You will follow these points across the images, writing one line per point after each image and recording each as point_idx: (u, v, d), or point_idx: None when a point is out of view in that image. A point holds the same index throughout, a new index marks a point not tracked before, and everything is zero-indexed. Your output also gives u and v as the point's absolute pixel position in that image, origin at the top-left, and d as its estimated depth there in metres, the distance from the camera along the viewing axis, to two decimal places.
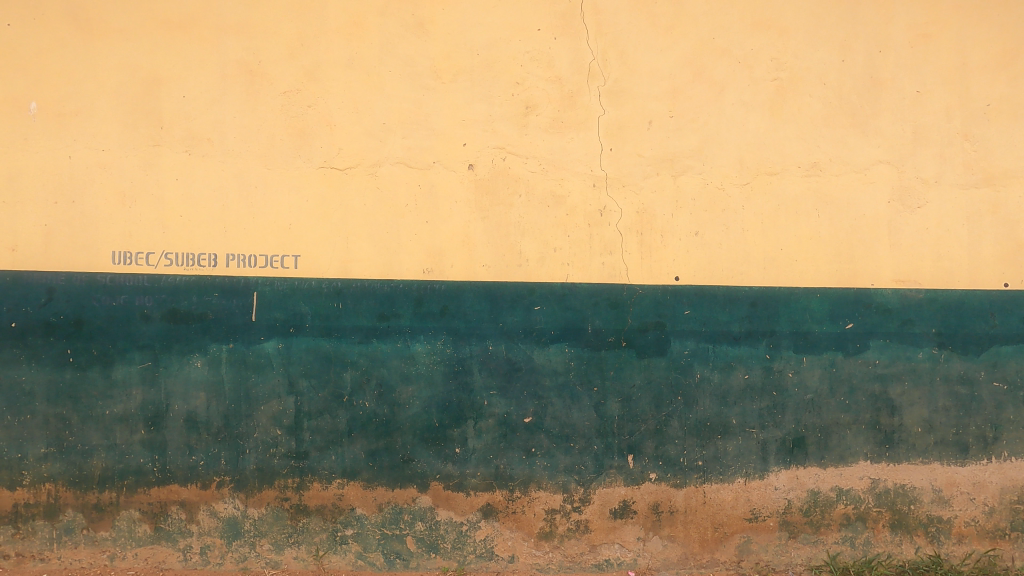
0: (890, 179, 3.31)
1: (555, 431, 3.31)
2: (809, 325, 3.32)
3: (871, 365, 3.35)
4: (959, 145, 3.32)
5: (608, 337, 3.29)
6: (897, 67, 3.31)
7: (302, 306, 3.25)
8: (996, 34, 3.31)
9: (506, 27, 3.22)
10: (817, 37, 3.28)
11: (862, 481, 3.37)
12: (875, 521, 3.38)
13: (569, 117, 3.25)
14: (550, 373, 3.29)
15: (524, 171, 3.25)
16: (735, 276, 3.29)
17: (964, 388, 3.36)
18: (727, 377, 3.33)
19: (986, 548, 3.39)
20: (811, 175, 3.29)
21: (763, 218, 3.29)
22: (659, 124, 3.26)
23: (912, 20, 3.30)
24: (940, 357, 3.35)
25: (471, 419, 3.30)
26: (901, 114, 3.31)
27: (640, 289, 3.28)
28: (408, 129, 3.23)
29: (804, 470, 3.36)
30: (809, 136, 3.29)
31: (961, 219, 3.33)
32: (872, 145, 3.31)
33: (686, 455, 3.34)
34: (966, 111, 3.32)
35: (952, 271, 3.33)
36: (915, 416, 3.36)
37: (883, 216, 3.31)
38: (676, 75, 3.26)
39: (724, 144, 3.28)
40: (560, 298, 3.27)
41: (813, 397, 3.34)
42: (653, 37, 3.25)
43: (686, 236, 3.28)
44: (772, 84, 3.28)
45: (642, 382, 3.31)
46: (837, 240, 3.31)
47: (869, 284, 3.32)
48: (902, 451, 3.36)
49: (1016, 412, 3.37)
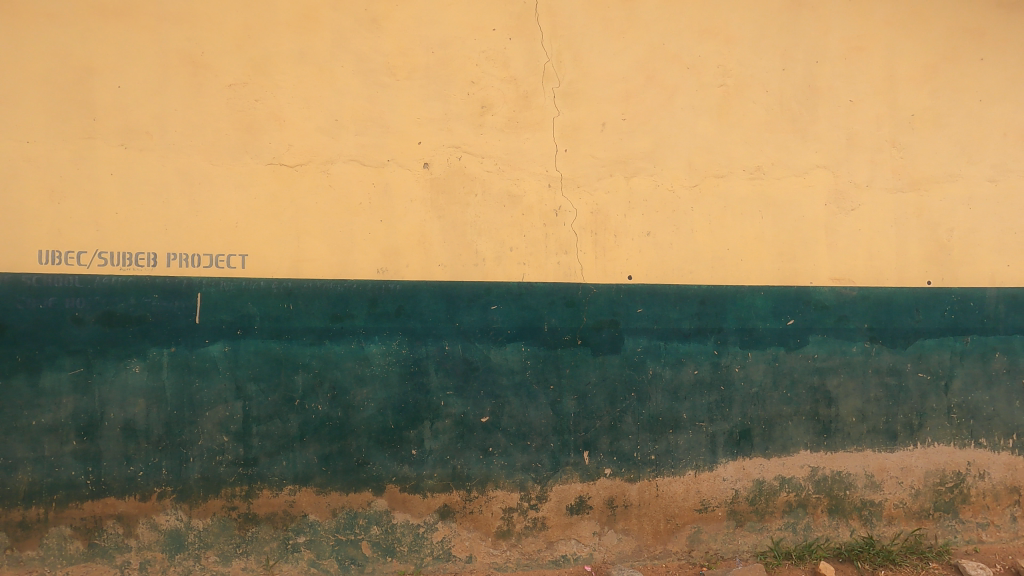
0: (827, 183, 3.50)
1: (512, 430, 3.33)
2: (754, 322, 3.47)
3: (810, 359, 3.53)
4: (888, 152, 3.55)
5: (564, 335, 3.33)
6: (833, 77, 3.50)
7: (250, 308, 3.14)
8: (920, 49, 3.56)
9: (462, 26, 3.21)
10: (760, 47, 3.43)
11: (802, 469, 3.55)
12: (815, 507, 3.57)
13: (525, 118, 3.28)
14: (507, 372, 3.30)
15: (480, 170, 3.25)
16: (685, 275, 3.40)
17: (894, 380, 3.59)
18: (678, 372, 3.43)
19: (913, 528, 3.64)
20: (755, 178, 3.44)
21: (711, 218, 3.41)
22: (613, 127, 3.33)
23: (847, 33, 3.50)
24: (872, 350, 3.57)
25: (428, 420, 3.27)
26: (837, 121, 3.51)
27: (595, 288, 3.33)
28: (362, 126, 3.17)
29: (749, 461, 3.50)
30: (753, 141, 3.44)
31: (890, 221, 3.56)
32: (811, 150, 3.49)
33: (639, 449, 3.42)
34: (894, 120, 3.55)
35: (882, 270, 3.56)
36: (850, 406, 3.57)
37: (821, 218, 3.50)
38: (629, 79, 3.34)
39: (675, 147, 3.38)
40: (517, 298, 3.28)
41: (758, 391, 3.49)
42: (606, 41, 3.32)
43: (639, 236, 3.37)
44: (719, 89, 3.41)
45: (597, 380, 3.37)
46: (780, 240, 3.47)
47: (809, 282, 3.50)
48: (839, 440, 3.57)
49: (938, 401, 3.63)
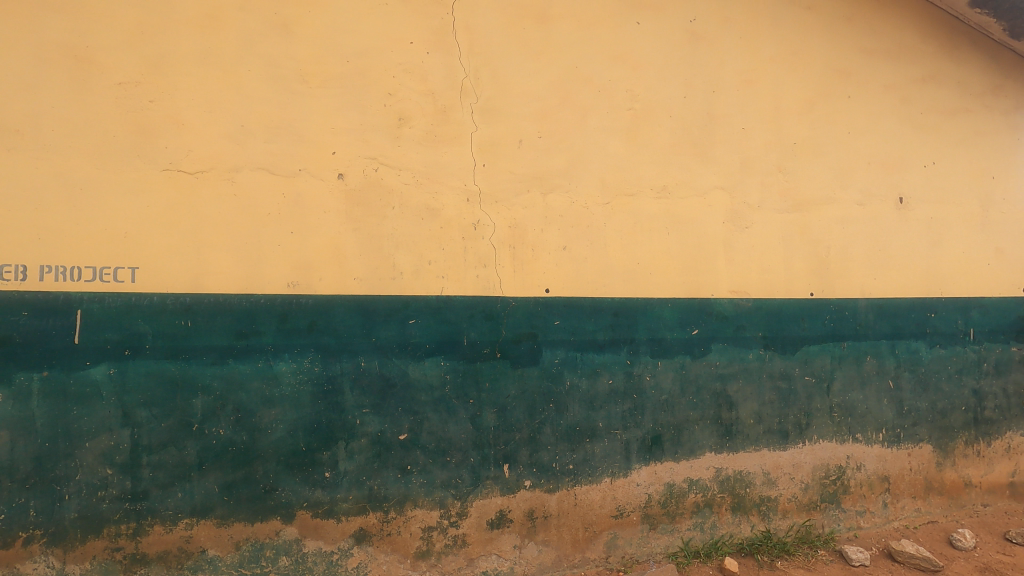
0: (725, 203, 3.80)
1: (431, 447, 3.27)
2: (663, 332, 3.66)
3: (713, 367, 3.77)
4: (775, 176, 3.91)
5: (483, 349, 3.33)
6: (728, 106, 3.82)
7: (141, 326, 2.87)
8: (800, 85, 3.97)
9: (379, 37, 3.18)
10: (664, 75, 3.68)
11: (708, 470, 3.76)
12: (719, 506, 3.79)
13: (443, 132, 3.28)
14: (425, 387, 3.25)
15: (398, 183, 3.20)
16: (600, 289, 3.53)
17: (785, 383, 3.92)
18: (594, 383, 3.54)
19: (803, 519, 3.96)
20: (662, 197, 3.66)
21: (623, 234, 3.58)
22: (530, 144, 3.42)
23: (739, 67, 3.84)
24: (766, 356, 3.88)
25: (342, 440, 3.13)
26: (732, 146, 3.82)
27: (514, 301, 3.38)
28: (271, 133, 3.03)
29: (661, 465, 3.67)
30: (660, 162, 3.66)
31: (778, 238, 3.91)
32: (710, 172, 3.77)
33: (558, 460, 3.48)
34: (780, 148, 3.93)
35: (773, 283, 3.90)
36: (749, 409, 3.85)
37: (720, 235, 3.78)
38: (545, 98, 3.45)
39: (589, 165, 3.52)
40: (436, 312, 3.25)
41: (667, 398, 3.68)
42: (523, 61, 3.41)
43: (556, 250, 3.46)
44: (628, 112, 3.60)
45: (517, 392, 3.40)
46: (684, 255, 3.70)
47: (711, 294, 3.75)
48: (740, 441, 3.83)
49: (822, 401, 4.00)
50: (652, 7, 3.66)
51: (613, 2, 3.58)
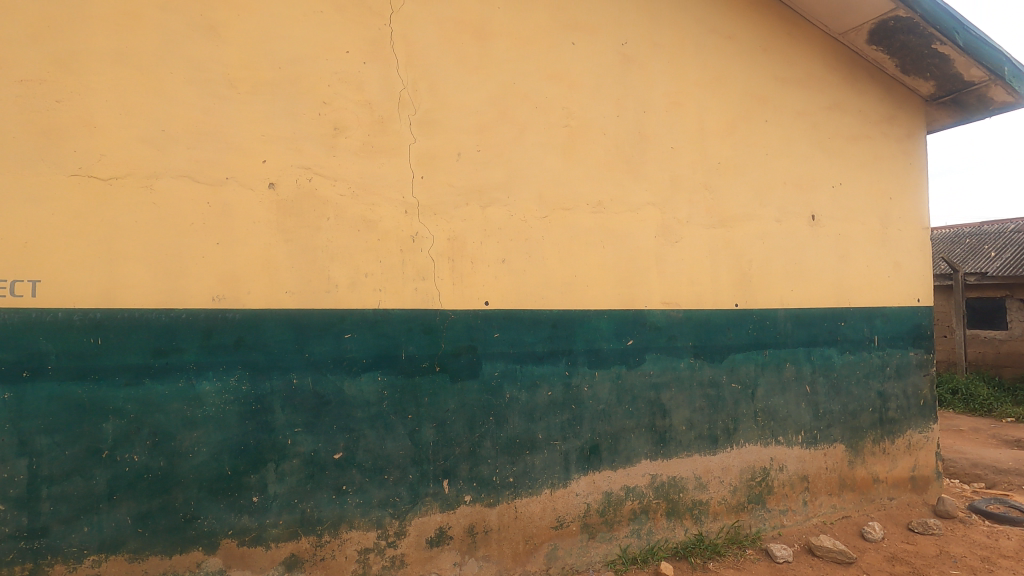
0: (656, 218, 3.96)
1: (367, 465, 3.16)
2: (600, 343, 3.75)
3: (647, 376, 3.89)
4: (702, 193, 4.13)
5: (421, 363, 3.28)
6: (658, 126, 4.00)
7: (43, 345, 2.62)
8: (722, 109, 4.23)
9: (313, 44, 3.10)
10: (598, 94, 3.82)
11: (644, 477, 3.87)
12: (655, 511, 3.89)
13: (380, 142, 3.24)
14: (362, 404, 3.15)
15: (333, 193, 3.12)
16: (538, 301, 3.57)
17: (714, 390, 4.11)
18: (534, 394, 3.57)
19: (732, 520, 4.14)
20: (597, 211, 3.77)
21: (561, 247, 3.65)
22: (469, 157, 3.43)
23: (667, 89, 4.04)
24: (696, 365, 4.05)
25: (272, 462, 2.98)
26: (662, 164, 4.00)
27: (453, 314, 3.36)
28: (195, 139, 2.88)
29: (599, 474, 3.73)
30: (595, 177, 3.78)
31: (706, 252, 4.12)
32: (642, 189, 3.93)
33: (498, 473, 3.46)
34: (706, 166, 4.15)
35: (701, 294, 4.09)
36: (681, 416, 3.99)
37: (652, 248, 3.93)
38: (483, 112, 3.48)
39: (527, 180, 3.58)
40: (373, 325, 3.17)
41: (604, 408, 3.76)
42: (461, 75, 3.43)
43: (495, 263, 3.48)
44: (564, 129, 3.70)
45: (456, 406, 3.37)
46: (619, 268, 3.82)
47: (644, 306, 3.89)
48: (673, 447, 3.96)
49: (747, 406, 4.22)
50: (586, 29, 3.80)
51: (549, 22, 3.68)
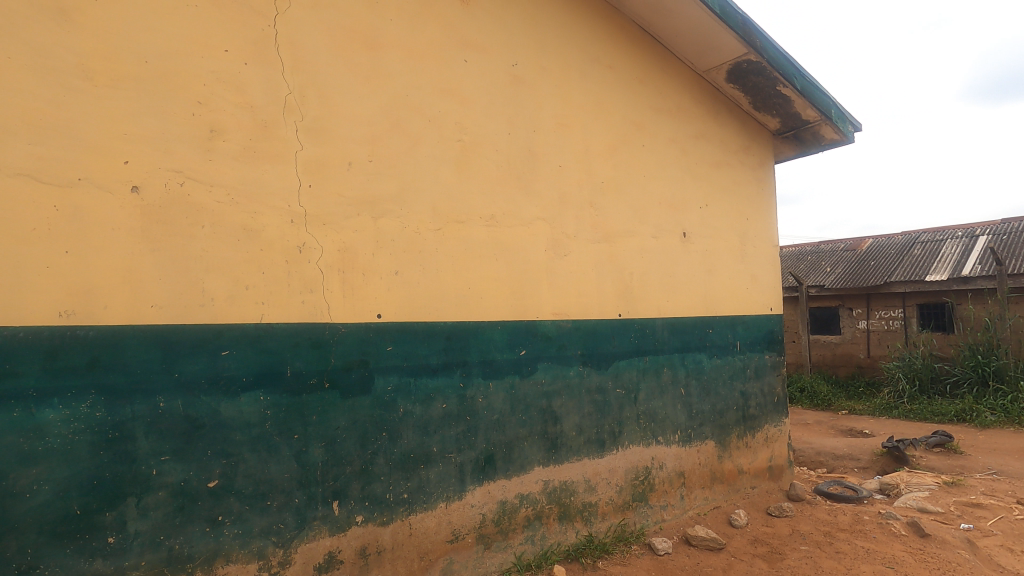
0: (546, 233, 4.13)
1: (247, 492, 2.94)
2: (494, 354, 3.81)
3: (539, 385, 4.02)
4: (588, 210, 4.38)
5: (309, 380, 3.13)
6: (547, 145, 4.20)
7: None
8: (604, 132, 4.54)
9: (187, 40, 2.89)
10: (490, 112, 3.93)
11: (537, 484, 3.97)
12: (548, 516, 4.01)
13: (263, 148, 3.07)
14: (241, 426, 2.93)
15: (208, 200, 2.91)
16: (432, 313, 3.57)
17: (601, 396, 4.33)
18: (428, 408, 3.53)
19: (619, 519, 4.38)
20: (490, 225, 3.86)
21: (455, 259, 3.68)
22: (360, 167, 3.36)
23: (554, 111, 4.26)
24: (584, 372, 4.26)
25: (133, 496, 2.67)
26: (551, 181, 4.20)
27: (343, 328, 3.25)
28: (39, 134, 2.54)
29: (493, 484, 3.77)
30: (488, 192, 3.87)
31: (592, 266, 4.37)
32: (532, 204, 4.09)
33: (391, 490, 3.37)
34: (591, 185, 4.42)
35: (589, 305, 4.32)
36: (571, 422, 4.17)
37: (543, 261, 4.10)
38: (375, 123, 3.44)
39: (420, 192, 3.58)
40: (254, 341, 2.97)
41: (498, 417, 3.82)
42: (351, 84, 3.37)
43: (388, 275, 3.42)
44: (457, 143, 3.76)
45: (347, 423, 3.24)
46: (512, 280, 3.93)
47: (536, 317, 4.03)
48: (564, 453, 4.12)
49: (631, 410, 4.50)
50: (478, 48, 3.91)
51: (441, 38, 3.74)
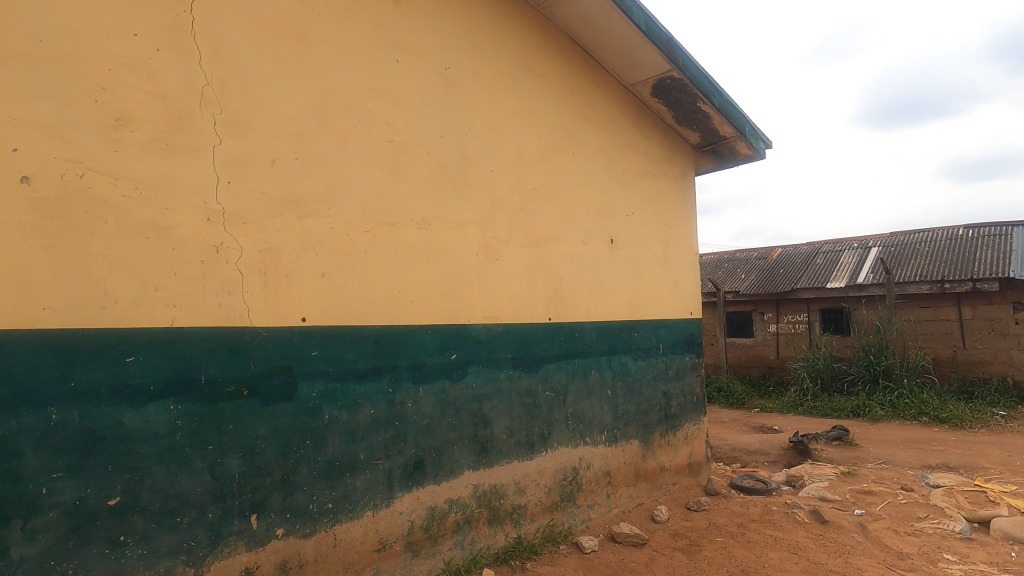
0: (478, 237, 4.15)
1: (154, 508, 2.74)
2: (424, 358, 3.77)
3: (470, 389, 4.02)
4: (519, 215, 4.44)
5: (225, 387, 2.96)
6: (479, 149, 4.22)
7: None
8: (536, 139, 4.62)
9: (89, 19, 2.66)
10: (422, 114, 3.90)
11: (466, 488, 3.96)
12: (477, 520, 4.01)
13: (177, 140, 2.89)
14: (148, 438, 2.72)
15: (113, 194, 2.69)
16: (361, 317, 3.48)
17: (531, 399, 4.39)
18: (355, 414, 3.44)
19: (547, 520, 4.45)
20: (421, 227, 3.82)
21: (384, 262, 3.61)
22: (284, 164, 3.23)
23: (487, 115, 4.29)
24: (515, 375, 4.30)
25: (18, 518, 2.41)
26: (483, 185, 4.22)
27: (264, 332, 3.10)
28: None
29: (422, 490, 3.72)
30: (419, 194, 3.83)
31: (523, 270, 4.42)
32: (464, 208, 4.09)
33: (315, 501, 3.25)
34: (523, 190, 4.48)
35: (520, 309, 4.37)
36: (501, 425, 4.19)
37: (474, 265, 4.10)
38: (301, 119, 3.32)
39: (349, 192, 3.48)
40: (164, 347, 2.78)
41: (428, 422, 3.77)
42: (276, 78, 3.23)
43: (313, 277, 3.30)
44: (388, 144, 3.70)
45: (267, 432, 3.09)
46: (443, 284, 3.91)
47: (467, 320, 4.03)
48: (494, 456, 4.13)
49: (560, 412, 4.59)
50: (410, 48, 3.87)
51: (372, 36, 3.67)
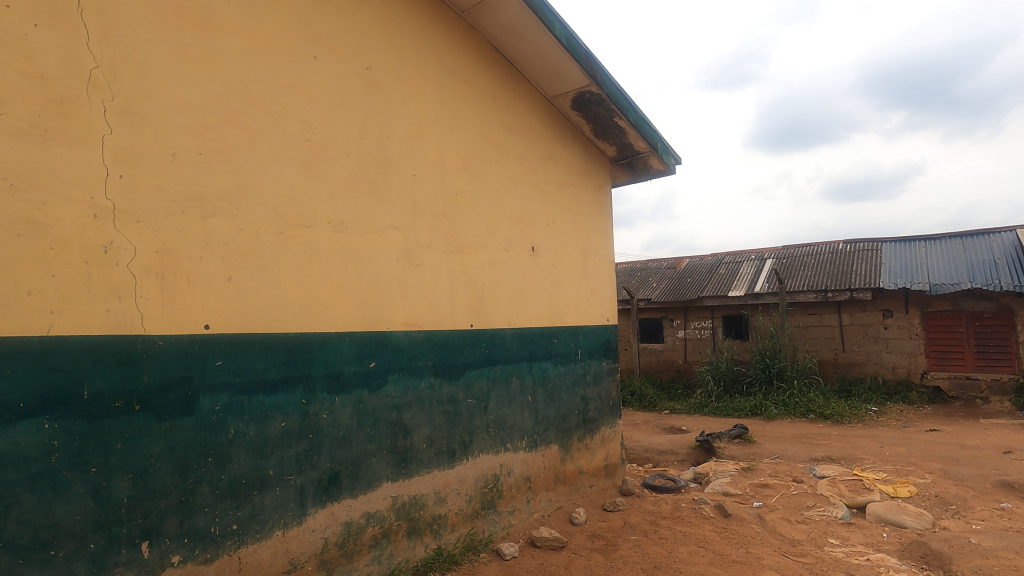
0: (399, 241, 4.05)
1: (23, 542, 2.41)
2: (340, 367, 3.62)
3: (388, 398, 3.90)
4: (441, 221, 4.39)
5: (113, 402, 2.67)
6: (400, 152, 4.13)
7: None
8: (459, 145, 4.61)
9: None
10: (340, 114, 3.77)
11: (384, 500, 3.84)
12: (396, 533, 3.89)
13: (58, 127, 2.59)
14: (16, 461, 2.40)
15: None
16: (271, 324, 3.28)
17: (452, 407, 4.34)
18: (264, 428, 3.22)
19: (468, 528, 4.40)
20: (339, 231, 3.68)
21: (298, 266, 3.43)
22: (186, 159, 2.99)
23: (409, 119, 4.22)
24: (435, 383, 4.23)
25: None
26: (405, 189, 4.13)
27: (160, 341, 2.84)
28: None
29: (337, 505, 3.56)
30: (337, 197, 3.69)
31: (444, 276, 4.38)
32: (384, 212, 3.98)
33: (217, 523, 3.01)
34: (445, 196, 4.45)
35: (441, 316, 4.32)
36: (421, 435, 4.11)
37: (394, 271, 4.01)
38: (206, 112, 3.09)
39: (260, 192, 3.29)
40: (37, 358, 2.46)
41: (344, 434, 3.62)
42: (177, 65, 2.99)
43: (219, 281, 3.07)
44: (303, 143, 3.53)
45: (162, 451, 2.83)
46: (361, 290, 3.78)
47: (386, 328, 3.92)
48: (414, 466, 4.04)
49: (481, 419, 4.58)
50: (329, 45, 3.73)
51: (287, 30, 3.50)
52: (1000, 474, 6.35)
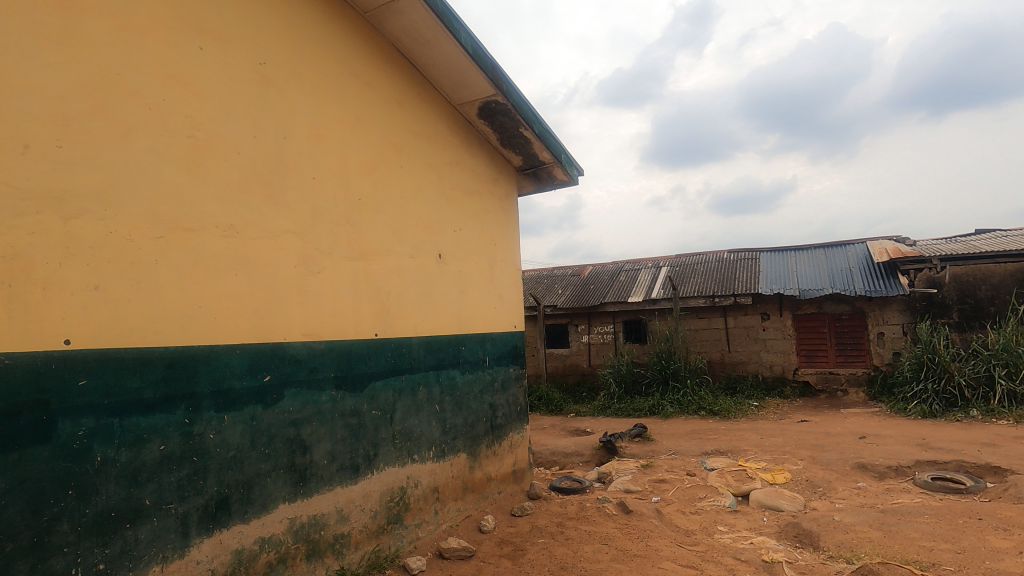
0: (296, 247, 3.85)
1: None
2: (229, 382, 3.35)
3: (285, 413, 3.68)
4: (343, 226, 4.23)
5: None
6: (298, 153, 3.93)
7: None
8: (361, 148, 4.47)
9: None
10: (230, 110, 3.51)
11: (281, 523, 3.60)
12: (294, 557, 3.66)
13: None
14: None
15: None
16: (148, 337, 2.98)
17: (355, 420, 4.17)
18: (138, 453, 2.90)
19: (373, 545, 4.24)
20: (228, 235, 3.42)
21: (180, 274, 3.14)
22: (42, 153, 2.64)
23: (307, 119, 4.03)
24: (337, 396, 4.05)
25: None
26: (303, 192, 3.93)
27: (6, 359, 2.47)
28: None
29: (226, 532, 3.28)
30: (225, 198, 3.43)
31: (346, 284, 4.21)
32: (280, 216, 3.76)
33: (79, 564, 2.66)
34: (347, 201, 4.29)
35: (343, 326, 4.15)
36: (322, 450, 3.91)
37: (292, 278, 3.79)
38: (68, 100, 2.75)
39: (134, 191, 2.97)
40: None
41: (234, 454, 3.35)
42: (31, 46, 2.63)
43: (83, 290, 2.74)
44: (186, 140, 3.25)
45: (9, 486, 2.46)
46: (254, 299, 3.54)
47: (282, 338, 3.69)
48: (313, 484, 3.83)
49: (387, 430, 4.45)
50: (216, 36, 3.47)
51: (167, 16, 3.21)
52: (856, 457, 7.19)
